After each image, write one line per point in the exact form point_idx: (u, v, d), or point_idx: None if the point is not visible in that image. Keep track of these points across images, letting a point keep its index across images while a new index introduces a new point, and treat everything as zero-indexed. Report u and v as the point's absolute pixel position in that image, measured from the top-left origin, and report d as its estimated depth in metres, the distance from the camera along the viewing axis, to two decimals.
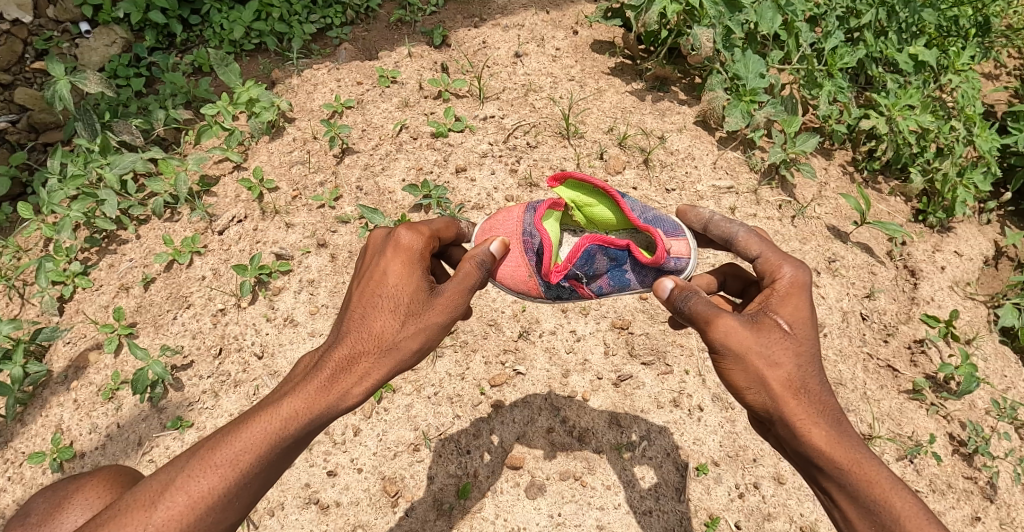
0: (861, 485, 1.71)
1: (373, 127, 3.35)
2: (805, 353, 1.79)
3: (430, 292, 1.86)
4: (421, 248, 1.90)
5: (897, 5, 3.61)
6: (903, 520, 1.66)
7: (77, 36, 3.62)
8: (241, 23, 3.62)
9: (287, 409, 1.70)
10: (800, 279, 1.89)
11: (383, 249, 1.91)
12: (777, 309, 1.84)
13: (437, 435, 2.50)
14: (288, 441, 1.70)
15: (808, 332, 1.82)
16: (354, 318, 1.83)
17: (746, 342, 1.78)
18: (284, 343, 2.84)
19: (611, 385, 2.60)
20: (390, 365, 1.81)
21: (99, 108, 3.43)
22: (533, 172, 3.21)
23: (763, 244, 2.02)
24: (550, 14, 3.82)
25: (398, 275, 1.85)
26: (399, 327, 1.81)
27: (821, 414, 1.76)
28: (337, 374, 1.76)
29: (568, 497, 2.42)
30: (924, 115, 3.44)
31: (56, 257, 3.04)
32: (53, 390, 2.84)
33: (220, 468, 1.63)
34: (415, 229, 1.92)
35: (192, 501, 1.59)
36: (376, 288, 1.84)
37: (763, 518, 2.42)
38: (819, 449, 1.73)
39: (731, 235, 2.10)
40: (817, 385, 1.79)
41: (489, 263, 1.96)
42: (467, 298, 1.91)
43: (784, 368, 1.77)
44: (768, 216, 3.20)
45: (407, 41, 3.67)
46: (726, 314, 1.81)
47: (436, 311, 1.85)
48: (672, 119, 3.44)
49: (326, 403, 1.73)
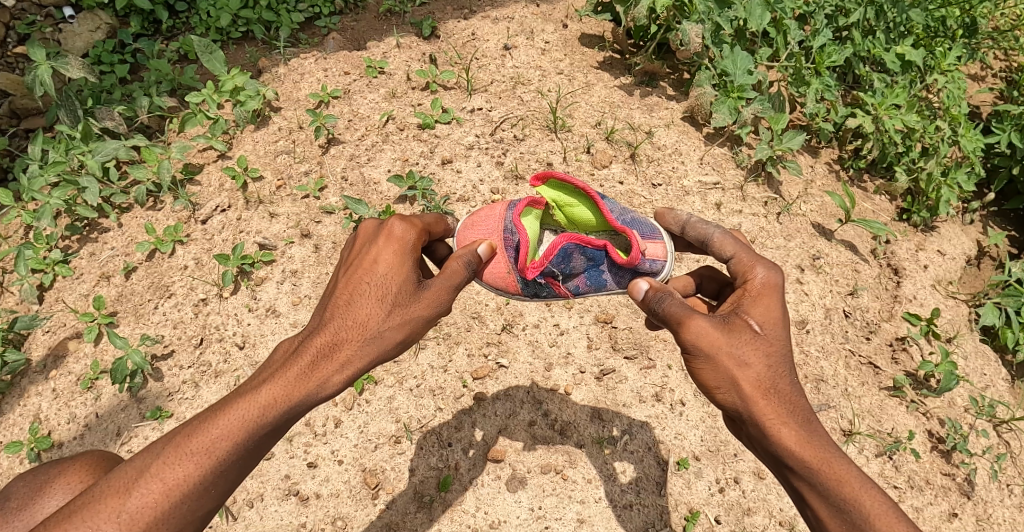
0: (830, 483, 1.68)
1: (360, 117, 3.32)
2: (775, 353, 1.79)
3: (418, 284, 1.84)
4: (413, 240, 1.87)
5: (885, 4, 3.65)
6: (873, 518, 1.63)
7: (60, 21, 3.54)
8: (228, 10, 3.57)
9: (265, 397, 1.66)
10: (772, 280, 1.90)
11: (373, 237, 1.88)
12: (748, 310, 1.84)
13: (419, 427, 2.49)
14: (266, 429, 1.66)
15: (779, 332, 1.83)
16: (339, 305, 1.79)
17: (716, 342, 1.78)
18: (266, 333, 2.81)
19: (594, 379, 2.60)
20: (371, 355, 1.77)
21: (82, 95, 3.37)
22: (520, 164, 3.20)
23: (735, 246, 2.04)
24: (540, 7, 3.80)
25: (387, 266, 1.82)
26: (383, 317, 1.78)
27: (791, 414, 1.75)
28: (317, 361, 1.72)
29: (549, 490, 2.42)
30: (909, 115, 3.46)
31: (37, 244, 3.00)
32: (31, 380, 2.80)
33: (195, 456, 1.59)
34: (409, 221, 1.89)
35: (169, 489, 1.56)
36: (363, 276, 1.81)
37: (743, 513, 2.44)
38: (789, 449, 1.71)
39: (706, 237, 2.12)
40: (787, 385, 1.78)
41: (474, 264, 1.98)
42: (452, 294, 1.90)
43: (753, 368, 1.76)
44: (753, 213, 3.21)
45: (396, 31, 3.64)
46: (699, 315, 1.81)
47: (422, 304, 1.84)
48: (660, 114, 3.44)
49: (305, 390, 1.70)
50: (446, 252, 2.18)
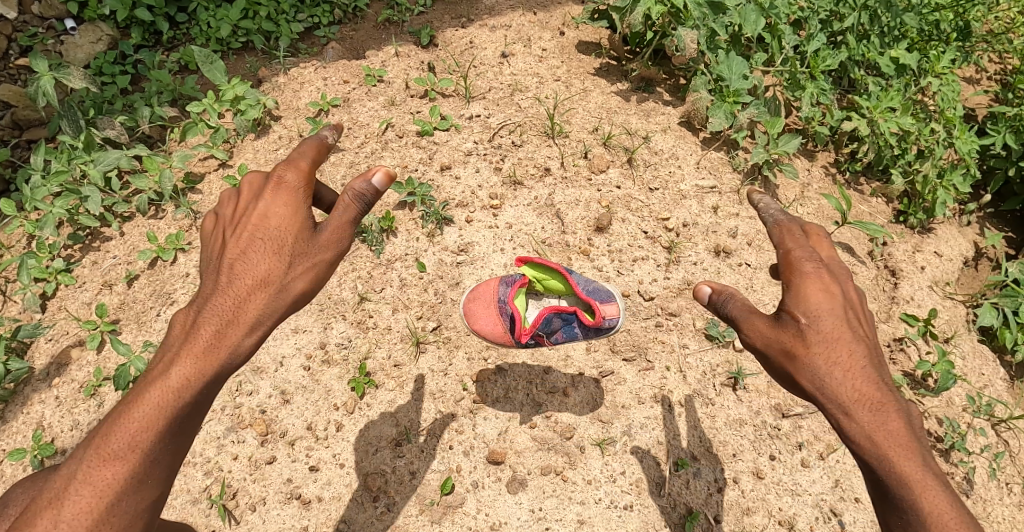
0: (891, 481, 1.63)
1: (359, 125, 3.35)
2: (829, 347, 1.71)
3: (310, 231, 1.77)
4: (304, 188, 1.79)
5: (879, 10, 3.70)
6: (928, 519, 1.59)
7: (61, 33, 3.56)
8: (228, 20, 3.61)
9: (175, 379, 1.62)
10: (821, 267, 1.76)
11: (259, 189, 1.79)
12: (797, 302, 1.75)
13: (420, 431, 2.51)
14: (185, 408, 1.63)
15: (838, 324, 1.73)
16: (232, 267, 1.72)
17: (771, 342, 1.77)
18: (265, 339, 2.74)
19: (593, 381, 2.63)
20: (282, 311, 1.73)
21: (83, 105, 3.41)
22: (518, 170, 3.17)
23: (786, 232, 1.84)
24: (537, 15, 3.85)
25: (276, 223, 1.75)
26: (284, 272, 1.73)
27: (855, 408, 1.69)
28: (221, 330, 1.66)
29: (549, 491, 2.43)
30: (905, 117, 3.51)
31: (39, 253, 3.03)
32: (35, 387, 2.82)
33: (119, 454, 1.57)
34: (294, 166, 1.79)
35: (103, 489, 1.55)
36: (255, 231, 1.74)
37: (742, 513, 2.45)
38: (850, 443, 1.69)
39: (760, 221, 1.90)
40: (846, 377, 1.70)
41: (372, 197, 1.81)
42: (350, 231, 1.82)
43: (808, 365, 1.72)
44: (752, 216, 3.16)
45: (395, 40, 3.69)
46: (755, 317, 1.81)
47: (323, 246, 1.77)
48: (657, 120, 3.47)
49: (218, 361, 1.65)
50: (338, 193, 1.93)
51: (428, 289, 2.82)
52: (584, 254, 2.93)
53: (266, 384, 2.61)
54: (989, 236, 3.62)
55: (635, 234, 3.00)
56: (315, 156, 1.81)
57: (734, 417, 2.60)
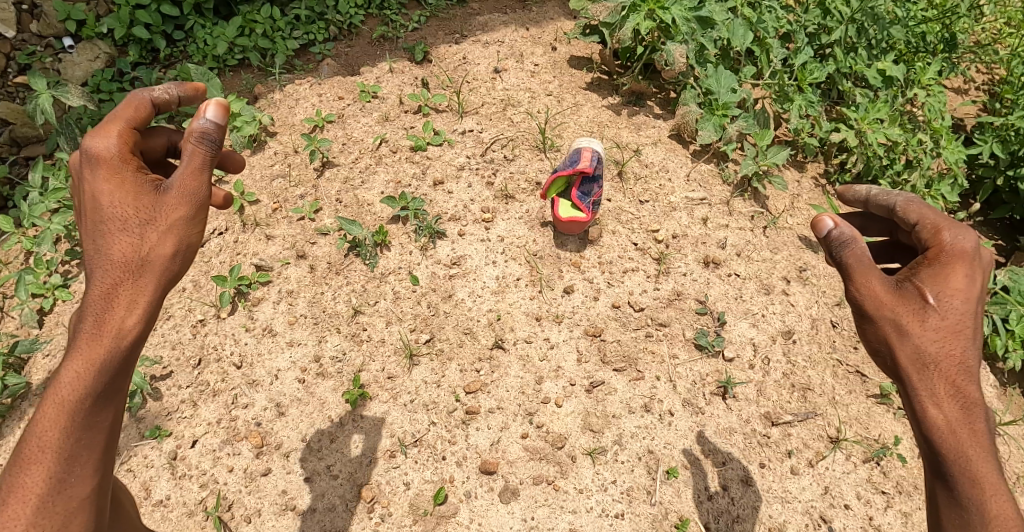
0: (963, 478, 1.55)
1: (354, 141, 3.40)
2: (946, 329, 1.61)
3: (155, 191, 1.66)
4: (117, 151, 1.64)
5: (866, 22, 3.78)
6: (993, 523, 1.51)
7: (60, 52, 3.60)
8: (224, 38, 3.69)
9: (67, 376, 1.53)
10: (964, 252, 1.63)
11: (80, 175, 1.65)
12: (928, 281, 1.65)
13: (413, 442, 2.54)
14: (88, 398, 1.54)
15: (963, 308, 1.62)
16: (91, 254, 1.61)
17: (882, 305, 1.66)
18: (263, 353, 2.75)
19: (584, 391, 2.66)
20: (157, 280, 1.63)
21: (81, 122, 3.46)
22: (509, 184, 3.21)
23: (929, 212, 1.69)
24: (529, 31, 3.97)
25: (116, 195, 1.63)
26: (143, 240, 1.62)
27: (949, 397, 1.59)
28: (99, 315, 1.57)
29: (541, 501, 2.44)
30: (892, 128, 3.58)
31: (37, 269, 3.07)
32: (32, 402, 2.83)
33: (37, 461, 1.51)
34: (100, 131, 1.64)
35: (25, 496, 1.49)
36: (97, 215, 1.63)
37: (732, 520, 2.47)
38: (930, 426, 1.60)
39: (889, 204, 1.75)
40: (952, 365, 1.61)
41: (216, 135, 1.68)
42: (205, 180, 1.69)
43: (912, 341, 1.63)
44: (740, 226, 3.23)
45: (389, 56, 3.77)
46: (873, 275, 1.68)
47: (174, 205, 1.66)
48: (648, 133, 3.52)
49: (106, 344, 1.56)
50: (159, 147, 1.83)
51: (421, 302, 2.85)
52: (575, 266, 2.95)
53: (262, 397, 2.65)
54: None
55: (625, 246, 3.04)
56: (131, 117, 1.69)
57: (724, 426, 2.64)
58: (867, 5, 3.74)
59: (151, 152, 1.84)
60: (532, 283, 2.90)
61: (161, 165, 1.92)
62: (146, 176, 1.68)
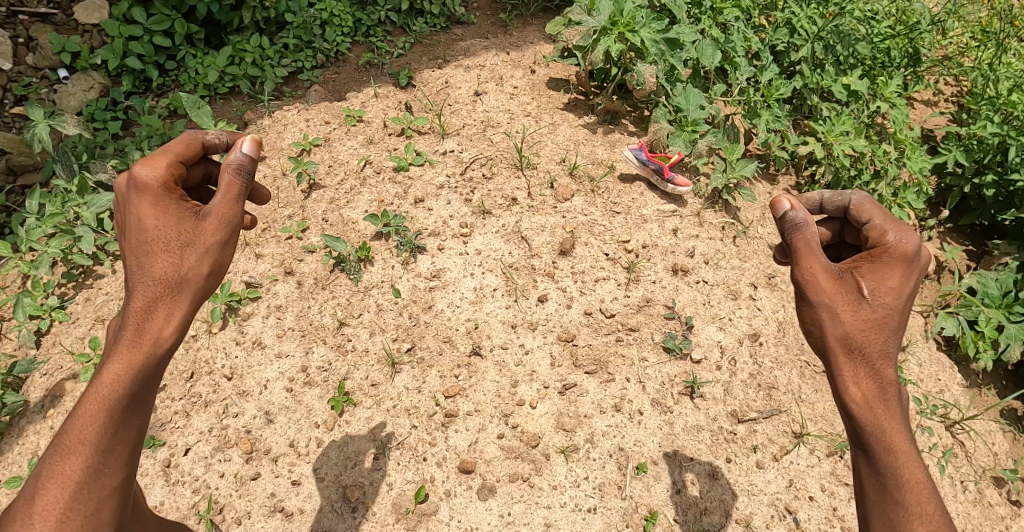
0: (879, 449, 1.68)
1: (339, 163, 3.55)
2: (874, 319, 1.74)
3: (195, 216, 1.81)
4: (161, 180, 1.79)
5: (833, 40, 4.02)
6: (906, 490, 1.65)
7: (54, 83, 3.79)
8: (215, 67, 3.85)
9: (109, 376, 1.67)
10: (905, 251, 1.78)
11: (126, 196, 1.80)
12: (866, 274, 1.78)
13: (397, 445, 2.66)
14: (125, 398, 1.68)
15: (892, 304, 1.75)
16: (133, 269, 1.76)
17: (821, 290, 1.79)
18: (253, 365, 2.87)
19: (557, 393, 2.79)
20: (194, 297, 1.79)
21: (76, 150, 3.59)
22: (487, 200, 3.36)
23: (878, 212, 1.87)
24: (510, 55, 4.16)
25: (155, 218, 1.77)
26: (182, 260, 1.77)
27: (871, 378, 1.73)
28: (140, 324, 1.72)
29: (518, 497, 2.56)
30: (858, 140, 3.74)
31: (34, 292, 3.18)
32: (29, 419, 2.92)
33: (76, 451, 1.64)
34: (149, 161, 1.80)
35: (62, 486, 1.61)
36: (138, 235, 1.77)
37: (701, 512, 2.59)
38: (852, 402, 1.72)
39: (843, 203, 1.94)
40: (877, 350, 1.74)
41: (250, 166, 1.90)
42: (238, 209, 1.87)
43: (844, 326, 1.76)
44: (710, 236, 3.39)
45: (374, 82, 3.95)
46: (818, 260, 1.82)
47: (213, 230, 1.82)
48: (622, 150, 3.68)
49: (145, 350, 1.71)
50: (197, 179, 2.06)
51: (403, 313, 2.99)
52: (549, 276, 3.10)
53: (251, 406, 2.77)
54: (949, 251, 3.93)
55: (597, 256, 3.19)
56: (179, 153, 1.87)
57: (691, 424, 2.78)
58: (832, 25, 4.02)
59: (192, 177, 2.05)
60: (508, 293, 3.05)
61: (198, 188, 2.12)
62: (187, 204, 1.83)
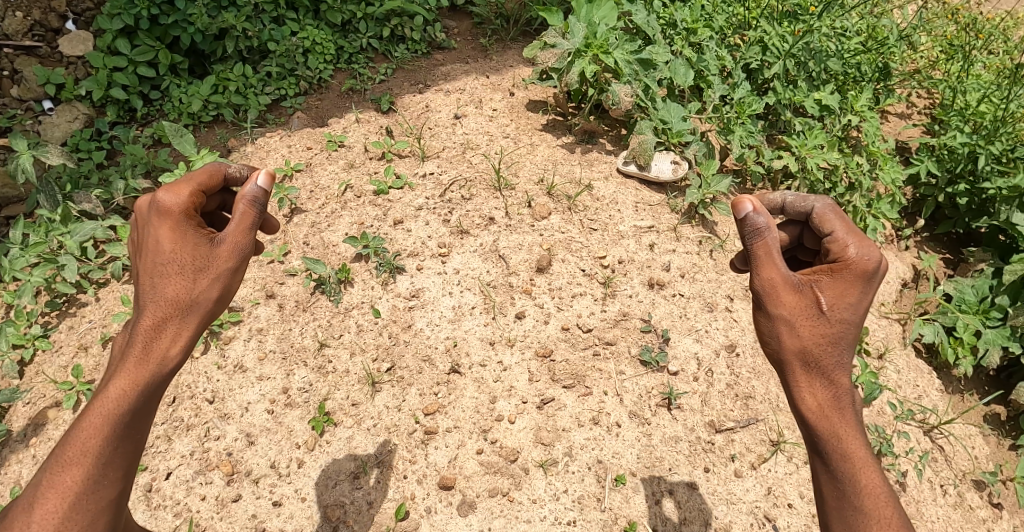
0: (834, 455, 1.73)
1: (320, 188, 3.60)
2: (831, 333, 1.79)
3: (209, 243, 1.87)
4: (183, 206, 1.86)
5: (803, 57, 4.14)
6: (862, 494, 1.70)
7: (38, 114, 3.85)
8: (199, 96, 3.92)
9: (114, 391, 1.72)
10: (864, 266, 1.82)
11: (147, 218, 1.87)
12: (825, 288, 1.82)
13: (378, 463, 2.69)
14: (129, 412, 1.72)
15: (849, 318, 1.79)
16: (145, 289, 1.82)
17: (779, 300, 1.82)
18: (234, 388, 2.89)
19: (535, 408, 2.83)
20: (200, 321, 1.86)
21: (60, 180, 3.63)
22: (465, 221, 3.41)
23: (839, 222, 1.90)
24: (489, 79, 4.25)
25: (171, 242, 1.84)
26: (191, 284, 1.83)
27: (827, 387, 1.78)
28: (148, 344, 1.78)
29: (498, 512, 2.59)
30: (830, 153, 3.85)
31: (17, 321, 3.19)
32: (11, 448, 2.92)
33: (76, 461, 1.66)
34: (173, 188, 1.87)
35: (60, 495, 1.64)
36: (155, 256, 1.83)
37: (679, 523, 2.64)
38: (810, 410, 1.77)
39: (807, 210, 1.97)
40: (834, 361, 1.79)
41: (263, 199, 1.95)
42: (249, 238, 1.93)
43: (803, 339, 1.80)
44: (687, 250, 3.45)
45: (356, 108, 4.03)
46: (778, 270, 1.84)
47: (225, 257, 1.89)
48: (599, 168, 3.76)
49: (150, 369, 1.76)
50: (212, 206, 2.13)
51: (382, 333, 3.03)
52: (527, 293, 3.15)
53: (233, 429, 2.78)
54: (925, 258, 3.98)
55: (574, 272, 3.24)
56: (201, 180, 1.94)
57: (669, 435, 2.82)
58: (802, 43, 4.12)
59: (209, 205, 2.12)
60: (486, 311, 3.09)
61: (212, 213, 2.18)
62: (203, 231, 1.89)
